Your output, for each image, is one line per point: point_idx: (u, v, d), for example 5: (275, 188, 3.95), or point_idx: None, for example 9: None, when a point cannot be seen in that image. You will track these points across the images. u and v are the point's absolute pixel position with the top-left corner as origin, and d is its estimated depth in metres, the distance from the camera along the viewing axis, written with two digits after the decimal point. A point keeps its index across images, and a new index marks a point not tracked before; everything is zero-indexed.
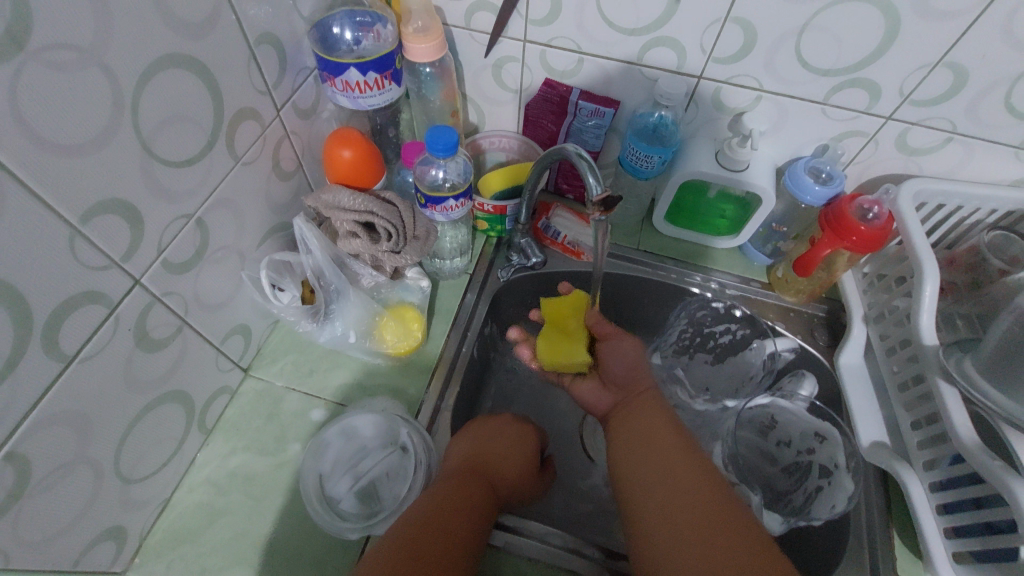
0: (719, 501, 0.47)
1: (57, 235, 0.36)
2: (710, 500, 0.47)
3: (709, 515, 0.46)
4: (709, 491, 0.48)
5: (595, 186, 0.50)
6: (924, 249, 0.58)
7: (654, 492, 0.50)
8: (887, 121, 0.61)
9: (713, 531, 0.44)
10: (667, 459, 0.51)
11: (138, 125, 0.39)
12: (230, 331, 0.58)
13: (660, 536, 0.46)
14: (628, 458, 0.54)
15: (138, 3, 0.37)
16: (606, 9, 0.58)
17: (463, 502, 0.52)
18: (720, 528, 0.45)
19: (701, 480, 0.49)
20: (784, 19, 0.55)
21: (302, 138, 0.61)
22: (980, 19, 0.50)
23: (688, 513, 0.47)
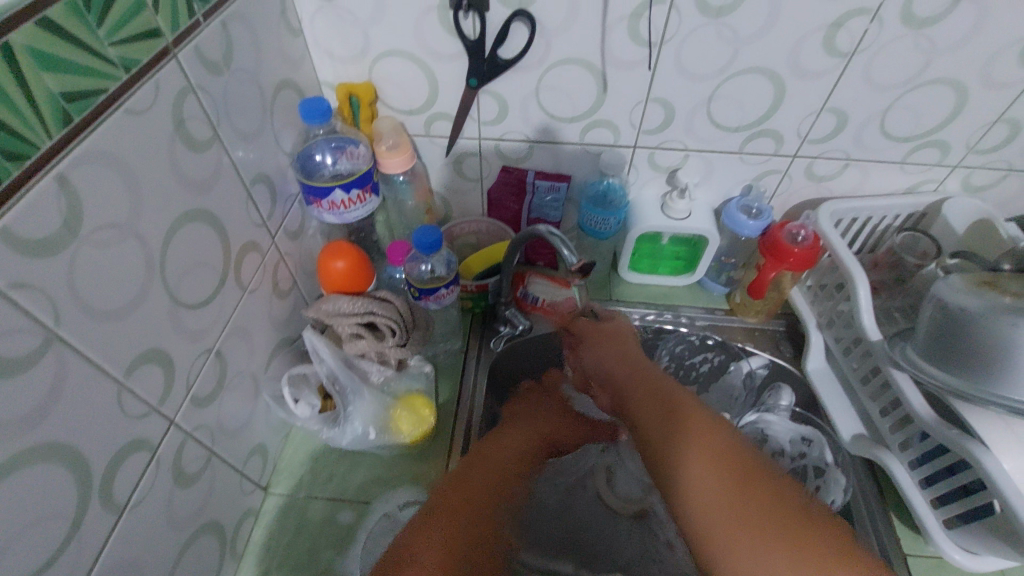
0: (737, 467, 0.49)
1: (108, 393, 0.39)
2: (723, 464, 0.49)
3: (724, 480, 0.48)
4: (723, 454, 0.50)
5: (570, 256, 0.56)
6: (850, 258, 0.67)
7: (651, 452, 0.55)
8: (794, 159, 0.72)
9: (730, 497, 0.47)
10: (659, 414, 0.56)
11: (164, 278, 0.44)
12: (250, 452, 0.60)
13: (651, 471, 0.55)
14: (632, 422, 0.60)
15: (159, 172, 0.42)
16: (546, 105, 0.68)
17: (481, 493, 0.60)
18: (736, 491, 0.47)
19: (709, 447, 0.51)
20: (693, 93, 0.65)
21: (295, 256, 0.66)
22: (845, 73, 0.62)
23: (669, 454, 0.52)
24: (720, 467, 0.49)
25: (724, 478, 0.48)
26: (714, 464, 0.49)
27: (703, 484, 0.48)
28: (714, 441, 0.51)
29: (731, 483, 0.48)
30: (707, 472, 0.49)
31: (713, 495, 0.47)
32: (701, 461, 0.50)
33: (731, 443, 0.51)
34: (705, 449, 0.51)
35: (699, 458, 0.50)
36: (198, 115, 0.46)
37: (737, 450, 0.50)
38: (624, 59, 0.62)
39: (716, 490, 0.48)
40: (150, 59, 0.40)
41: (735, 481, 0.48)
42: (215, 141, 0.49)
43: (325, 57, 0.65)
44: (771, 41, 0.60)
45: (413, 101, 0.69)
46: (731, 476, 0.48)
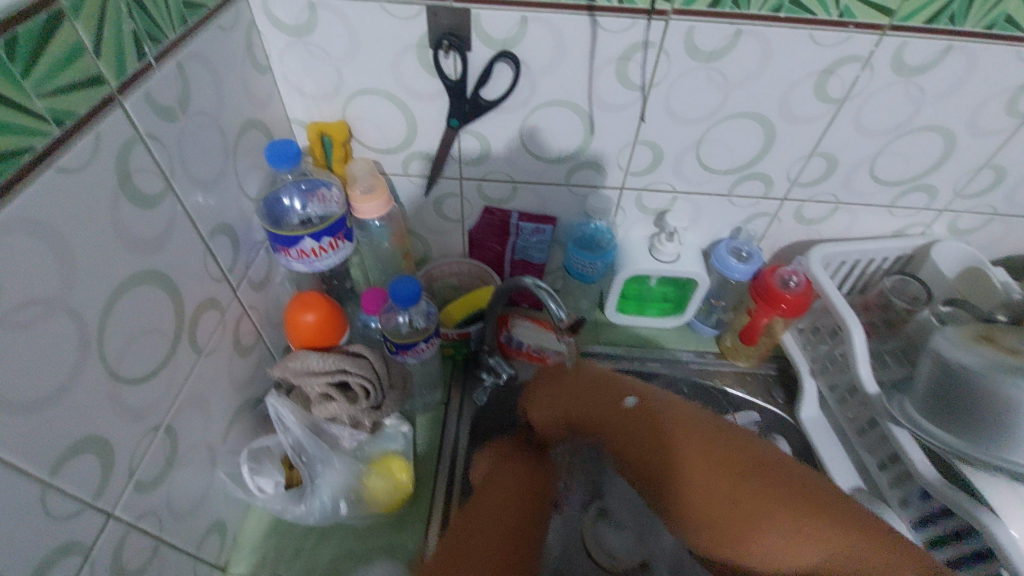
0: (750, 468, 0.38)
1: (29, 497, 0.33)
2: (710, 444, 0.40)
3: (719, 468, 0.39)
4: (715, 442, 0.41)
5: (558, 312, 0.53)
6: (843, 305, 0.65)
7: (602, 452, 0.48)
8: (783, 201, 0.71)
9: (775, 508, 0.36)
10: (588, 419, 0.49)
11: (104, 353, 0.38)
12: (206, 531, 0.53)
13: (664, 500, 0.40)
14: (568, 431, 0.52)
15: (98, 233, 0.37)
16: (531, 145, 0.65)
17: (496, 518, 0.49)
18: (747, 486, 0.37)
19: (717, 450, 0.40)
20: (683, 136, 0.63)
21: (260, 308, 0.60)
22: (834, 119, 0.61)
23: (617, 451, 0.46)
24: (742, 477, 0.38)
25: (744, 484, 0.38)
26: (756, 483, 0.38)
27: (715, 499, 0.37)
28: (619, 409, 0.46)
29: (751, 483, 0.38)
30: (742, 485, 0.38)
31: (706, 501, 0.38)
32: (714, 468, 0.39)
33: (692, 418, 0.43)
34: (697, 441, 0.41)
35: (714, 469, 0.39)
36: (148, 167, 0.41)
37: (709, 429, 0.42)
38: (612, 101, 0.60)
39: (758, 508, 0.36)
40: (89, 108, 0.36)
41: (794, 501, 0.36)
42: (168, 193, 0.44)
43: (295, 94, 0.61)
44: (762, 86, 0.58)
45: (390, 140, 0.65)
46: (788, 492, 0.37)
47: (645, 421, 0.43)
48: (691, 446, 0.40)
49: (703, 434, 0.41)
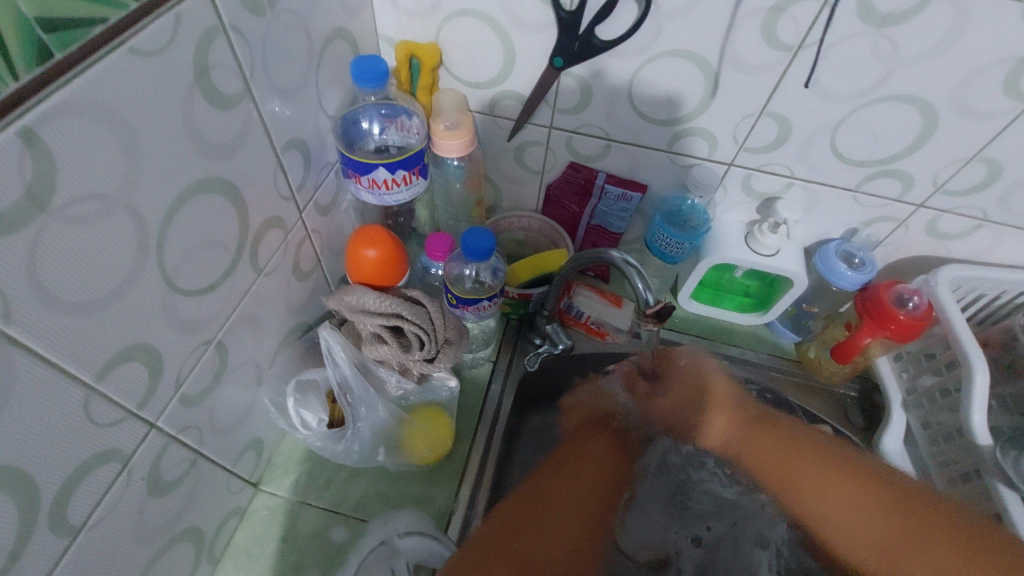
0: (880, 510, 0.47)
1: (73, 400, 0.32)
2: (780, 449, 0.52)
3: (787, 479, 0.52)
4: (845, 478, 0.49)
5: (646, 294, 0.49)
6: (969, 341, 0.56)
7: (777, 458, 0.52)
8: (918, 209, 0.60)
9: (862, 515, 0.48)
10: (779, 450, 0.52)
11: (162, 261, 0.36)
12: (244, 448, 0.53)
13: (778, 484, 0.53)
14: (746, 445, 0.54)
15: (167, 130, 0.33)
16: (637, 101, 0.57)
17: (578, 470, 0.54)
18: (909, 545, 0.46)
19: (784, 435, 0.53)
20: (820, 116, 0.54)
21: (323, 234, 0.57)
22: (1018, 120, 0.50)
23: (782, 466, 0.52)
24: (792, 464, 0.51)
25: (835, 499, 0.49)
26: (896, 528, 0.47)
27: (838, 511, 0.49)
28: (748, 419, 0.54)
29: (846, 504, 0.49)
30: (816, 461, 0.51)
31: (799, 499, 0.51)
32: (833, 486, 0.49)
33: (837, 452, 0.51)
34: (761, 440, 0.53)
35: (804, 468, 0.51)
36: (227, 63, 0.37)
37: (815, 441, 0.52)
38: (748, 62, 0.51)
39: (894, 551, 0.46)
40: None
41: (890, 506, 0.47)
42: (246, 96, 0.40)
43: (388, 6, 0.55)
44: (937, 68, 0.48)
45: (483, 72, 0.58)
46: (891, 531, 0.47)
47: (775, 441, 0.53)
48: (811, 470, 0.51)
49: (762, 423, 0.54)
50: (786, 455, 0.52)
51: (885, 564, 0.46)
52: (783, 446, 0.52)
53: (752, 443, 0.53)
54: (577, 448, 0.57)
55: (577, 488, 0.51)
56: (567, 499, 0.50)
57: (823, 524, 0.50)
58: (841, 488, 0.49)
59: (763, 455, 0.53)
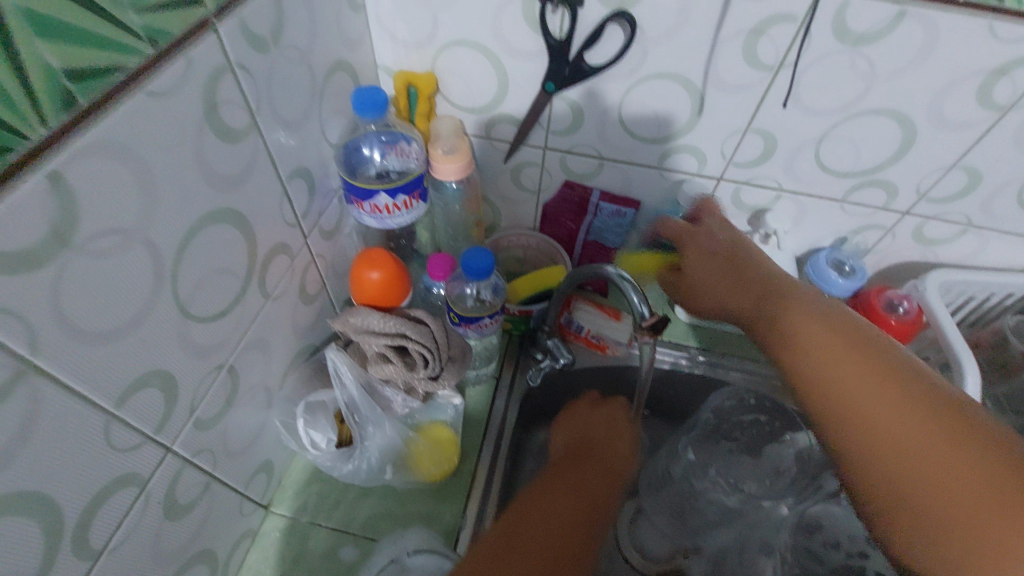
0: (907, 385, 0.36)
1: (94, 426, 0.33)
2: (821, 327, 0.41)
3: (821, 366, 0.40)
4: (890, 383, 0.37)
5: (641, 306, 0.50)
6: (959, 343, 0.57)
7: (810, 350, 0.41)
8: (904, 216, 0.62)
9: (866, 419, 0.37)
10: (845, 348, 0.40)
11: (176, 290, 0.37)
12: (254, 470, 0.54)
13: (811, 361, 0.40)
14: (802, 326, 0.42)
15: (181, 166, 0.35)
16: (627, 121, 0.59)
17: (571, 484, 0.53)
18: (924, 411, 0.35)
19: (825, 325, 0.41)
20: (804, 130, 0.56)
21: (327, 258, 0.59)
22: (993, 129, 0.52)
23: (827, 359, 0.40)
24: (813, 356, 0.41)
25: (882, 370, 0.38)
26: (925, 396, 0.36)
27: (866, 406, 0.37)
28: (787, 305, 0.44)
29: (840, 423, 0.38)
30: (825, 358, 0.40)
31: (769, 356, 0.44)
32: (859, 374, 0.38)
33: (867, 345, 0.39)
34: (793, 333, 0.43)
35: (852, 367, 0.38)
36: (236, 101, 0.39)
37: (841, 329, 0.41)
38: (731, 80, 0.53)
39: (932, 449, 0.33)
40: (184, 31, 0.33)
41: (936, 429, 0.34)
42: (253, 130, 0.42)
43: (386, 39, 0.57)
44: (912, 81, 0.50)
45: (478, 98, 0.61)
46: (941, 430, 0.34)
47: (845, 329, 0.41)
48: (864, 363, 0.39)
49: (820, 317, 0.42)
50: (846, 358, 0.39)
51: (908, 416, 0.35)
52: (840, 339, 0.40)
53: (786, 323, 0.43)
54: (572, 464, 0.56)
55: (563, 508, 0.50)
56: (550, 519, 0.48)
57: (824, 417, 0.39)
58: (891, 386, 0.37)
59: (824, 340, 0.41)
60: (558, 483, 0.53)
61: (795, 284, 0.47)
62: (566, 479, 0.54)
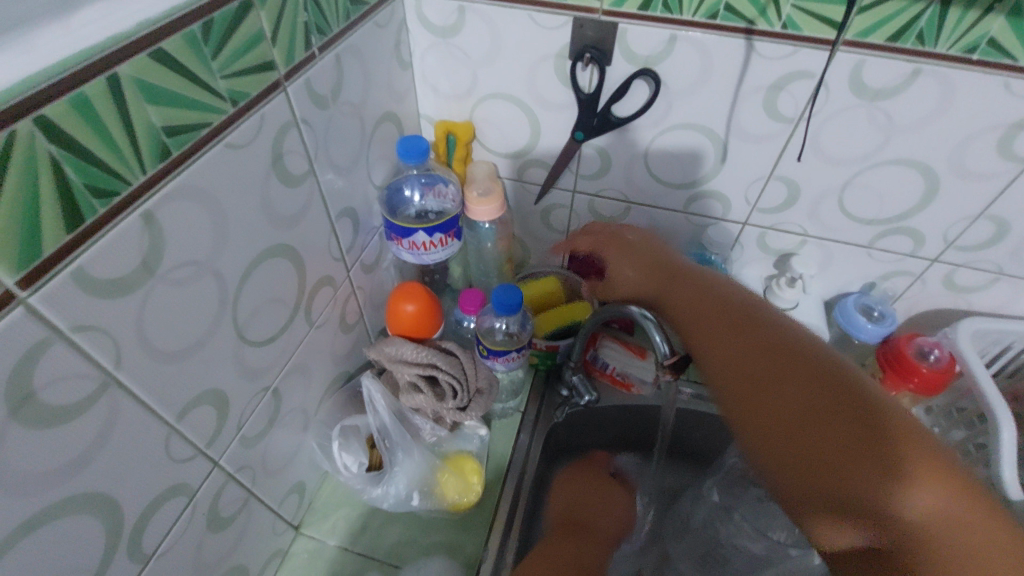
0: (913, 454, 0.40)
1: (157, 438, 0.36)
2: (792, 382, 0.45)
3: (826, 436, 0.42)
4: (906, 462, 0.39)
5: (663, 345, 0.51)
6: (995, 395, 0.56)
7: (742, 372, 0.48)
8: (933, 263, 0.62)
9: (952, 508, 0.38)
10: (784, 357, 0.47)
11: (236, 317, 0.41)
12: (288, 491, 0.56)
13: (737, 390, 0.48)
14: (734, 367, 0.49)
15: (248, 206, 0.40)
16: (653, 167, 0.62)
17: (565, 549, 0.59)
18: (933, 482, 0.39)
19: (787, 374, 0.46)
20: (826, 178, 0.58)
21: (367, 290, 0.63)
22: (1020, 179, 0.52)
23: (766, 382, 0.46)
24: (804, 437, 0.43)
25: (911, 446, 0.40)
26: (935, 469, 0.39)
27: (893, 489, 0.39)
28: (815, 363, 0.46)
29: (857, 514, 0.39)
30: (800, 395, 0.45)
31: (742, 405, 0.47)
32: (891, 458, 0.40)
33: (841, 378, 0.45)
34: (826, 407, 0.43)
35: (788, 391, 0.45)
36: (297, 149, 0.44)
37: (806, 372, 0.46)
38: (753, 131, 0.56)
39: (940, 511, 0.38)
40: (260, 91, 0.38)
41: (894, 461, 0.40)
42: (310, 175, 0.47)
43: (430, 92, 0.63)
44: (932, 134, 0.51)
45: (512, 145, 0.65)
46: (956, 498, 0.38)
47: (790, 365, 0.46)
48: (901, 441, 0.41)
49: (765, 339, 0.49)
50: (840, 414, 0.43)
51: (924, 488, 0.39)
52: (849, 414, 0.42)
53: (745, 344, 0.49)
54: (567, 518, 0.64)
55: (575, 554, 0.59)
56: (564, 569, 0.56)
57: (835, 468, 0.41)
58: (897, 457, 0.39)
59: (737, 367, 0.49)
60: None
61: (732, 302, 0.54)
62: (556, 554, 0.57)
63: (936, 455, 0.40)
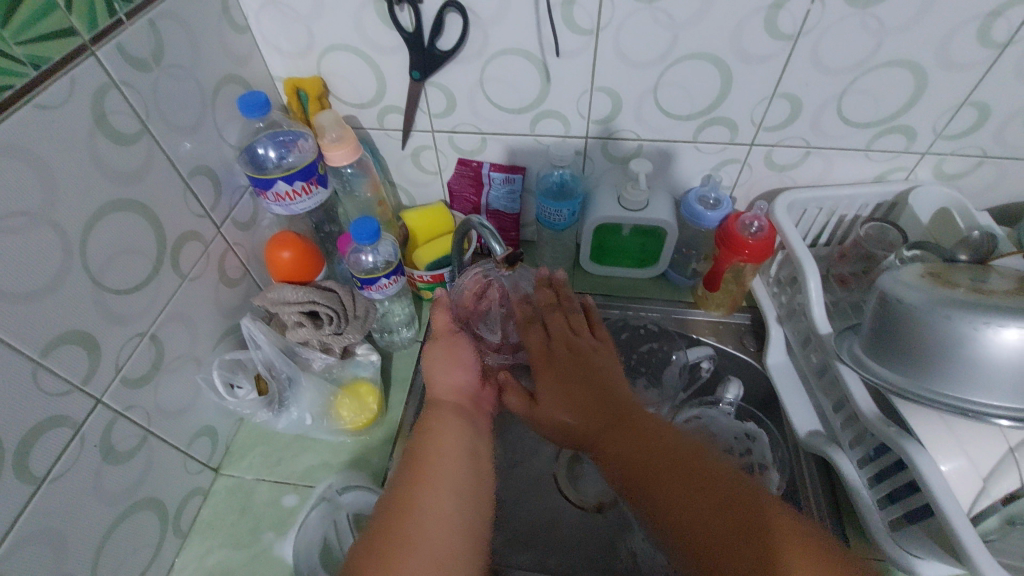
0: (750, 515, 0.42)
1: (21, 371, 0.42)
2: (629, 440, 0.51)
3: (651, 477, 0.47)
4: (667, 465, 0.47)
5: (498, 247, 0.59)
6: (803, 248, 0.65)
7: (698, 491, 0.44)
8: (752, 147, 0.70)
9: (757, 540, 0.40)
10: (686, 464, 0.47)
11: (87, 265, 0.46)
12: (195, 434, 0.62)
13: (709, 513, 0.43)
14: (688, 483, 0.45)
15: (77, 162, 0.45)
16: (492, 96, 0.68)
17: (449, 441, 0.52)
18: (767, 535, 0.41)
19: (701, 490, 0.44)
20: (637, 82, 0.64)
21: (246, 246, 0.68)
22: (791, 56, 0.60)
23: (718, 502, 0.43)
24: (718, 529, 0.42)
25: (720, 486, 0.44)
26: (767, 521, 0.42)
27: (719, 529, 0.42)
28: (704, 458, 0.47)
29: (702, 496, 0.44)
30: (707, 509, 0.43)
31: (697, 545, 0.42)
32: (729, 511, 0.42)
33: (714, 476, 0.45)
34: (683, 462, 0.47)
35: (702, 500, 0.44)
36: (123, 110, 0.49)
37: (698, 465, 0.46)
38: (564, 47, 0.62)
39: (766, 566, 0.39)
40: (64, 57, 0.43)
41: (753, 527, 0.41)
42: (145, 134, 0.51)
43: (274, 52, 0.67)
44: (709, 25, 0.58)
45: (363, 95, 0.70)
46: (806, 555, 0.39)
47: (664, 470, 0.47)
48: (727, 494, 0.44)
49: (691, 466, 0.46)
50: (642, 457, 0.49)
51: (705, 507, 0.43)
52: (693, 465, 0.47)
53: (695, 470, 0.46)
54: (435, 436, 0.52)
55: (464, 516, 0.46)
56: (456, 527, 0.45)
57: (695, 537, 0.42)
58: (654, 460, 0.48)
59: (684, 474, 0.46)
60: (422, 485, 0.47)
61: (648, 420, 0.53)
62: (440, 441, 0.51)
63: (794, 524, 0.42)
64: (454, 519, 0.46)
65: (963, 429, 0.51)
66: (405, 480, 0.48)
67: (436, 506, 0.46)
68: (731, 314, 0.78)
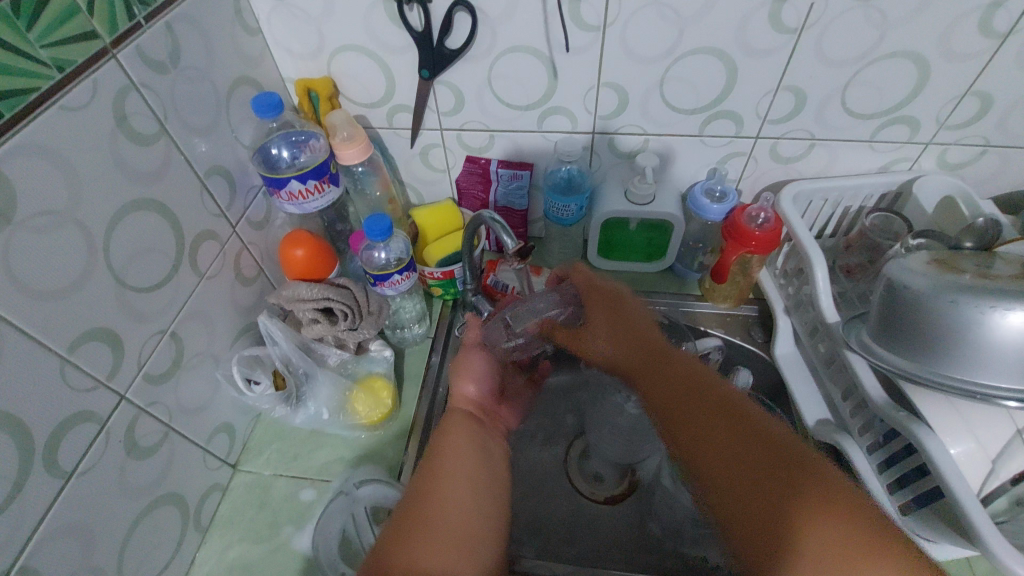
0: (782, 464, 0.43)
1: (49, 367, 0.43)
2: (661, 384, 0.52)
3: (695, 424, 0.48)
4: (710, 414, 0.48)
5: (509, 241, 0.60)
6: (810, 239, 0.66)
7: (735, 440, 0.46)
8: (757, 140, 0.71)
9: (791, 481, 0.42)
10: (729, 411, 0.48)
11: (110, 264, 0.47)
12: (214, 431, 0.63)
13: (746, 460, 0.45)
14: (728, 433, 0.47)
15: (99, 163, 0.45)
16: (500, 93, 0.69)
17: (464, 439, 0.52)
18: (797, 479, 0.42)
19: (744, 437, 0.46)
20: (644, 77, 0.65)
21: (260, 245, 0.69)
22: (796, 49, 0.61)
23: (758, 450, 0.45)
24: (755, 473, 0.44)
25: (765, 434, 0.46)
26: (799, 466, 0.43)
27: (753, 474, 0.44)
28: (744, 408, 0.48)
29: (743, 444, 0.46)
30: (746, 456, 0.45)
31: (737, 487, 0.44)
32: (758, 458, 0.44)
33: (753, 425, 0.47)
34: (727, 410, 0.48)
35: (741, 448, 0.45)
36: (142, 111, 0.50)
37: (739, 414, 0.48)
38: (571, 44, 0.62)
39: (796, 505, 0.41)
40: (86, 60, 0.44)
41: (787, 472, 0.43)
42: (163, 135, 0.52)
43: (285, 54, 0.68)
44: (715, 20, 0.59)
45: (373, 94, 0.71)
46: (833, 498, 0.41)
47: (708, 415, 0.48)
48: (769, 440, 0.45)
49: (730, 415, 0.48)
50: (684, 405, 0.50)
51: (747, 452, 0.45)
52: (732, 413, 0.48)
53: (733, 420, 0.47)
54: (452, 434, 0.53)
55: (479, 505, 0.47)
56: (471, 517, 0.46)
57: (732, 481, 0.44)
58: (698, 406, 0.49)
59: (723, 425, 0.47)
60: (440, 476, 0.48)
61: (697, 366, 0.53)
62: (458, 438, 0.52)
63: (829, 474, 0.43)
64: (467, 507, 0.46)
65: (972, 413, 0.52)
66: (420, 473, 0.49)
67: (452, 495, 0.47)
68: (739, 305, 0.79)
